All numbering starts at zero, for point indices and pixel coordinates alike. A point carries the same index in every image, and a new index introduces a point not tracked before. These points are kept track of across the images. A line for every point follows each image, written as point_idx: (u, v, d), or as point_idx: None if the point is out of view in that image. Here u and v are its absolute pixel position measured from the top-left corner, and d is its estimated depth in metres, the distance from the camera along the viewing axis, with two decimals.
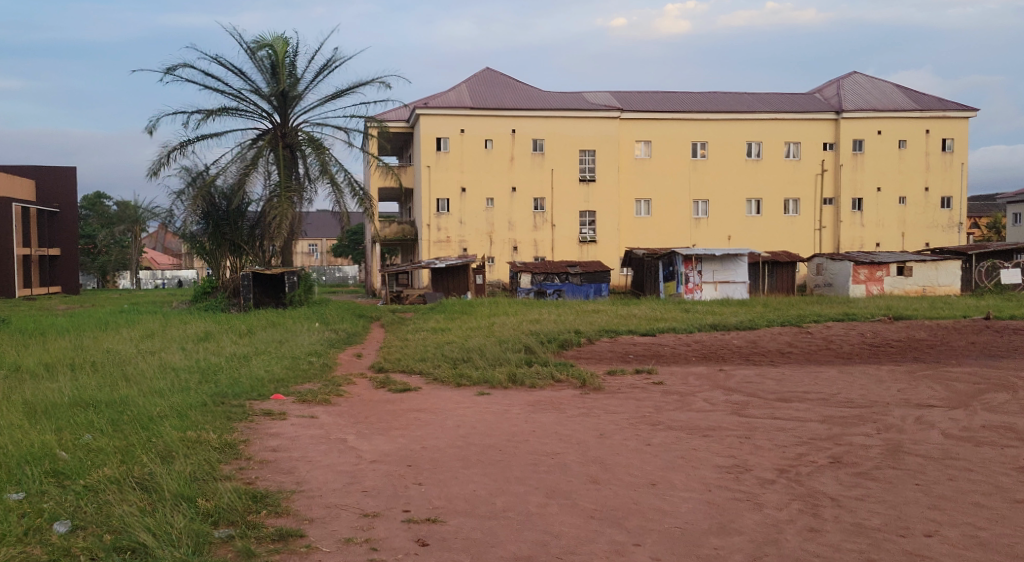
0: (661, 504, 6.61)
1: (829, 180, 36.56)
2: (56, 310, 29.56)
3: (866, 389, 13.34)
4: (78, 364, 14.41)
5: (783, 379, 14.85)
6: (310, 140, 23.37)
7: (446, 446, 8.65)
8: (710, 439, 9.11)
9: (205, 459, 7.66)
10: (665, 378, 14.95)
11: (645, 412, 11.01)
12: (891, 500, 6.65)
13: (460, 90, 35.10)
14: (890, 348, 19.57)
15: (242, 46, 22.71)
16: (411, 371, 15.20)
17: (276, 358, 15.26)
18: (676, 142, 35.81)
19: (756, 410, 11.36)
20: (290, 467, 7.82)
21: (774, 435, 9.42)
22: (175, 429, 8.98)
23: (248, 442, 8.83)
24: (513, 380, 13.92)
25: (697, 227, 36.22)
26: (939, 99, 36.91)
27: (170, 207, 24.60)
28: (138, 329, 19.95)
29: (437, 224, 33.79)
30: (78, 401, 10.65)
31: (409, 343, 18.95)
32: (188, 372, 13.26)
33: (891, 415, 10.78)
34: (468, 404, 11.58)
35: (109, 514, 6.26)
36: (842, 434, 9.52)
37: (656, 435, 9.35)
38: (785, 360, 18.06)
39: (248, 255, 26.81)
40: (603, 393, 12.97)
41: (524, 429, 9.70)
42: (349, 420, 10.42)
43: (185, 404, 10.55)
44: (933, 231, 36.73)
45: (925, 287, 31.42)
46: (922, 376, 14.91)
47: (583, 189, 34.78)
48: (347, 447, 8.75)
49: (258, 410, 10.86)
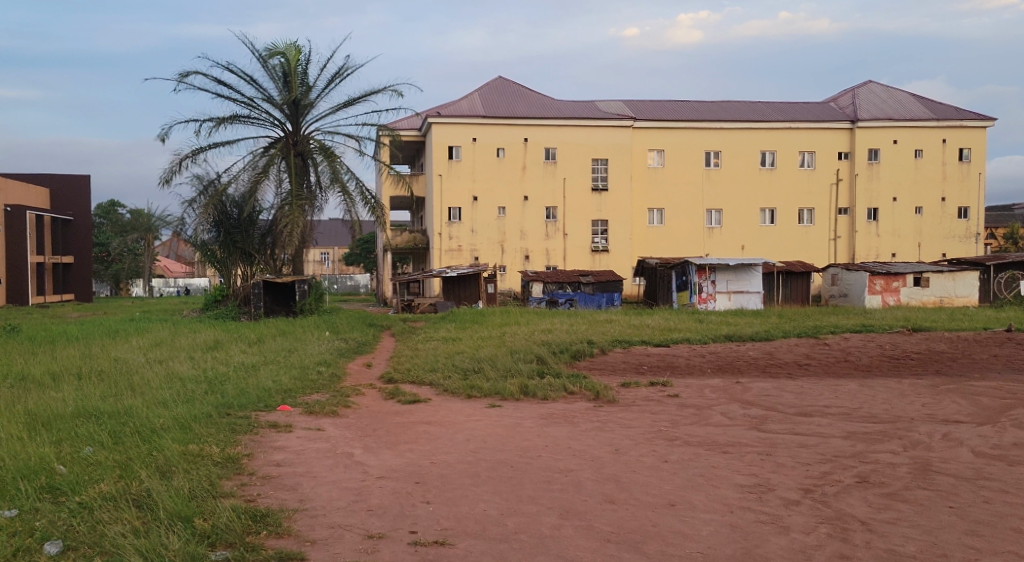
0: (681, 527, 6.29)
1: (844, 189, 36.14)
2: (68, 318, 29.48)
3: (889, 403, 12.95)
4: (85, 373, 14.20)
5: (803, 392, 14.47)
6: (322, 148, 23.21)
7: (455, 462, 8.35)
8: (730, 456, 8.78)
9: (206, 474, 7.40)
10: (680, 391, 14.60)
11: (661, 426, 10.68)
12: (926, 524, 6.30)
13: (472, 99, 34.91)
14: (910, 360, 19.14)
15: (254, 54, 22.62)
16: (421, 382, 14.91)
17: (285, 368, 15.02)
18: (689, 151, 35.50)
19: (775, 424, 11.01)
20: (293, 484, 7.53)
21: (796, 452, 9.08)
22: (177, 442, 8.73)
23: (252, 456, 8.56)
24: (524, 391, 13.60)
25: (710, 236, 35.82)
26: (956, 108, 36.47)
27: (181, 215, 24.45)
28: (147, 337, 19.73)
29: (448, 233, 33.55)
30: (81, 412, 10.44)
31: (420, 353, 18.69)
32: (195, 382, 13.02)
33: (916, 431, 10.41)
34: (480, 417, 11.28)
35: (102, 534, 6.00)
36: (867, 451, 9.16)
37: (674, 451, 9.02)
38: (803, 372, 17.68)
39: (259, 263, 26.63)
40: (617, 406, 12.62)
41: (536, 443, 9.39)
42: (356, 433, 10.14)
43: (189, 415, 10.31)
44: (950, 242, 36.23)
45: (943, 298, 30.98)
46: (946, 390, 14.52)
47: (595, 198, 34.51)
48: (353, 462, 8.47)
49: (264, 421, 10.59)
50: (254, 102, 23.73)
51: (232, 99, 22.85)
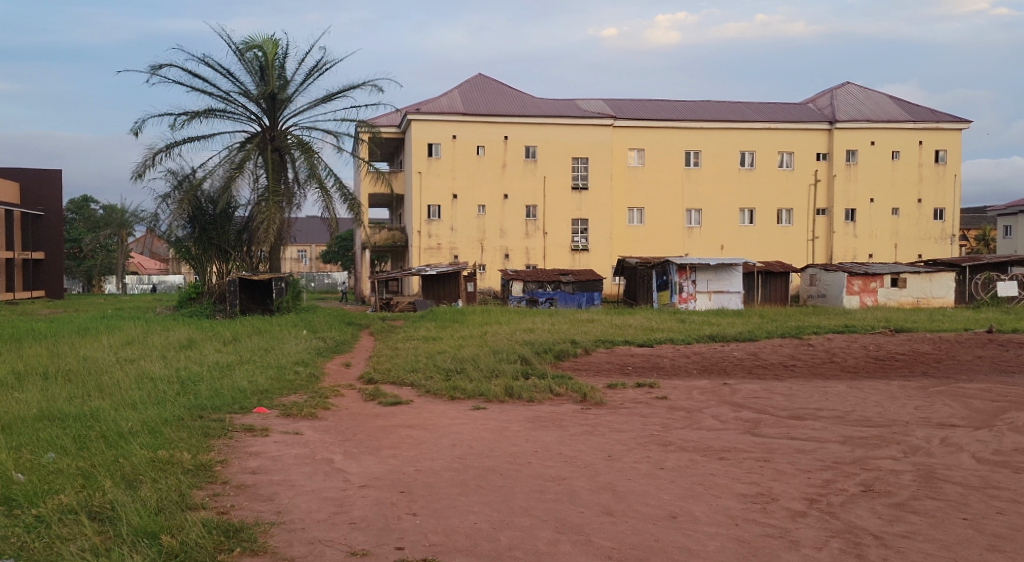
0: (685, 542, 5.93)
1: (822, 190, 36.09)
2: (37, 315, 28.79)
3: (881, 406, 12.67)
4: (51, 372, 13.65)
5: (793, 394, 14.15)
6: (300, 143, 22.66)
7: (442, 470, 7.93)
8: (727, 463, 8.42)
9: (176, 484, 6.94)
10: (668, 393, 14.26)
11: (653, 430, 10.31)
12: (942, 539, 6.01)
13: (452, 96, 34.46)
14: (896, 362, 18.94)
15: (230, 47, 22.04)
16: (402, 383, 14.45)
17: (261, 368, 14.50)
18: (669, 150, 35.26)
19: (770, 428, 10.69)
20: (270, 493, 7.09)
21: (794, 458, 8.75)
22: (146, 448, 8.26)
23: (226, 462, 8.11)
24: (509, 393, 13.19)
25: (690, 236, 35.60)
26: (932, 110, 36.53)
27: (155, 210, 23.82)
28: (119, 336, 19.13)
29: (428, 231, 33.06)
30: (45, 415, 9.93)
31: (400, 352, 18.25)
32: (167, 382, 12.49)
33: (914, 436, 10.14)
34: (465, 420, 10.87)
35: (58, 553, 5.55)
36: (868, 457, 8.85)
37: (669, 457, 8.67)
38: (790, 373, 17.41)
39: (234, 260, 25.96)
40: (606, 409, 12.23)
41: (525, 449, 9.00)
42: (336, 437, 9.69)
43: (159, 418, 9.81)
44: (926, 243, 36.27)
45: (919, 299, 30.96)
46: (936, 392, 14.30)
47: (575, 197, 34.17)
48: (335, 469, 8.03)
49: (238, 425, 10.13)
50: (229, 96, 23.18)
51: (207, 92, 22.28)
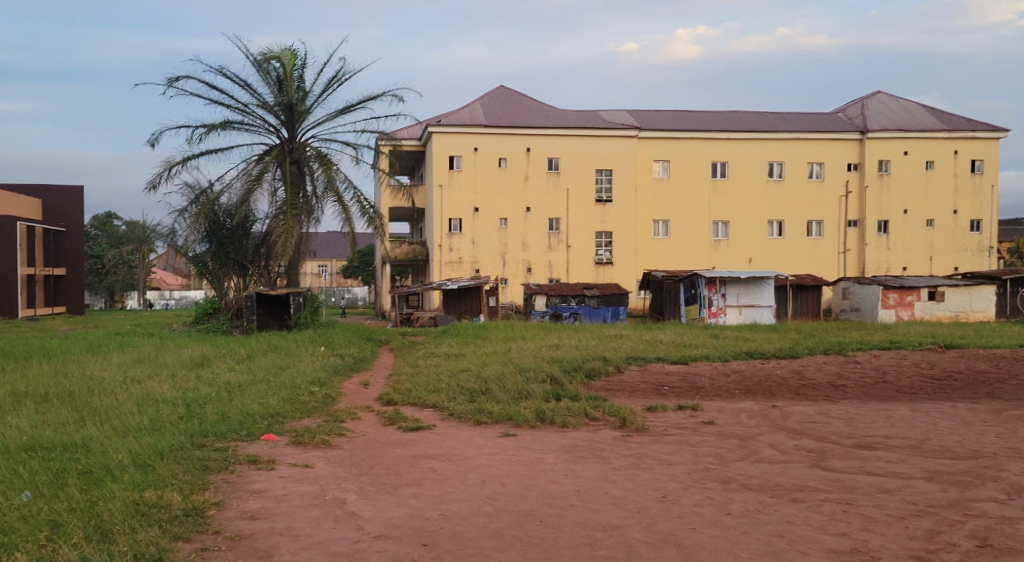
0: None
1: (853, 202, 34.69)
2: (56, 331, 27.92)
3: (956, 433, 11.31)
4: (50, 393, 12.66)
5: (852, 419, 12.79)
6: (319, 155, 21.71)
7: (471, 515, 6.78)
8: (805, 507, 7.20)
9: (154, 537, 5.91)
10: (714, 417, 12.96)
11: (706, 463, 9.09)
12: None
13: (473, 107, 33.48)
14: (954, 381, 17.46)
15: (248, 57, 21.15)
16: (422, 405, 13.29)
17: (274, 388, 13.40)
18: (695, 161, 34.03)
19: (840, 461, 9.39)
20: (268, 547, 6.01)
21: (881, 501, 7.49)
22: (131, 488, 7.17)
23: (222, 504, 7.01)
24: (540, 417, 11.95)
25: (717, 249, 34.28)
26: (967, 119, 35.08)
27: (171, 224, 22.86)
28: (128, 353, 18.10)
29: (448, 245, 32.03)
30: (29, 445, 8.87)
31: (420, 370, 17.08)
32: (171, 405, 11.42)
33: (1009, 471, 8.84)
34: (494, 451, 9.68)
35: None
36: (967, 500, 7.57)
37: (735, 499, 7.45)
38: (841, 394, 16.04)
39: (252, 274, 24.94)
40: (649, 436, 10.96)
41: (566, 488, 7.80)
42: (350, 472, 8.52)
43: (155, 448, 8.72)
44: (962, 255, 34.74)
45: (958, 313, 29.47)
46: (1011, 417, 12.86)
47: (599, 209, 32.98)
48: (346, 513, 6.89)
49: (243, 456, 8.99)
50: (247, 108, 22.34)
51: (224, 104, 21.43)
